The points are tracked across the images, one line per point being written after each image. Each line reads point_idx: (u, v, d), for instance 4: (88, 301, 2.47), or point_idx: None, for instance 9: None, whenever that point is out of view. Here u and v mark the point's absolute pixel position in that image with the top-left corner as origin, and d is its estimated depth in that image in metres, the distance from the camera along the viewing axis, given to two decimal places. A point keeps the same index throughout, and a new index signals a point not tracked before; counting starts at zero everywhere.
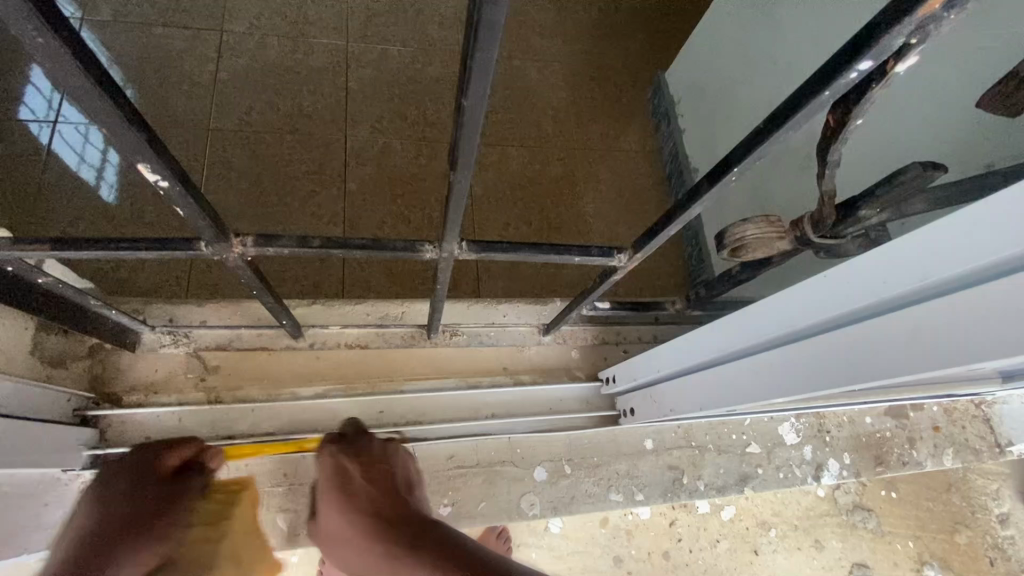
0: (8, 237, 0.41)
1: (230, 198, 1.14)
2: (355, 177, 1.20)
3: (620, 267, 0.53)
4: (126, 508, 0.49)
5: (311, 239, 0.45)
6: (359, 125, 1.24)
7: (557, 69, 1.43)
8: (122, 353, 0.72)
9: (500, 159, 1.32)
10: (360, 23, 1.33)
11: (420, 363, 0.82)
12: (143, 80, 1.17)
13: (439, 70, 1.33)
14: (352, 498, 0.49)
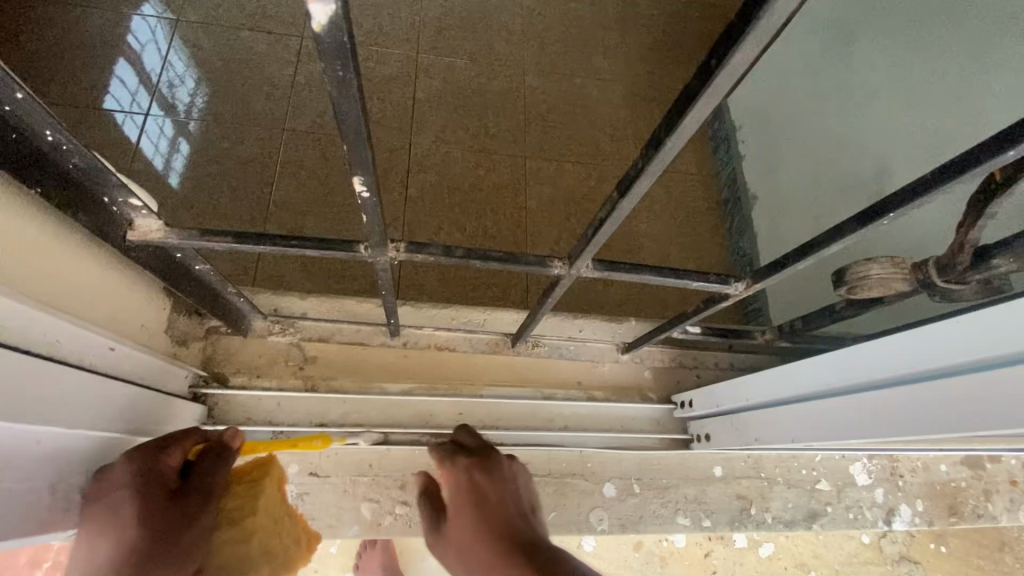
0: (196, 229, 0.46)
1: (289, 192, 1.11)
2: (416, 184, 1.22)
3: (734, 294, 0.54)
4: (150, 527, 0.46)
5: (455, 248, 0.49)
6: (424, 134, 1.27)
7: (617, 91, 1.42)
8: (233, 337, 0.78)
9: (555, 174, 1.30)
10: (432, 37, 1.37)
11: (499, 369, 0.85)
12: (213, 74, 1.16)
13: (502, 84, 1.36)
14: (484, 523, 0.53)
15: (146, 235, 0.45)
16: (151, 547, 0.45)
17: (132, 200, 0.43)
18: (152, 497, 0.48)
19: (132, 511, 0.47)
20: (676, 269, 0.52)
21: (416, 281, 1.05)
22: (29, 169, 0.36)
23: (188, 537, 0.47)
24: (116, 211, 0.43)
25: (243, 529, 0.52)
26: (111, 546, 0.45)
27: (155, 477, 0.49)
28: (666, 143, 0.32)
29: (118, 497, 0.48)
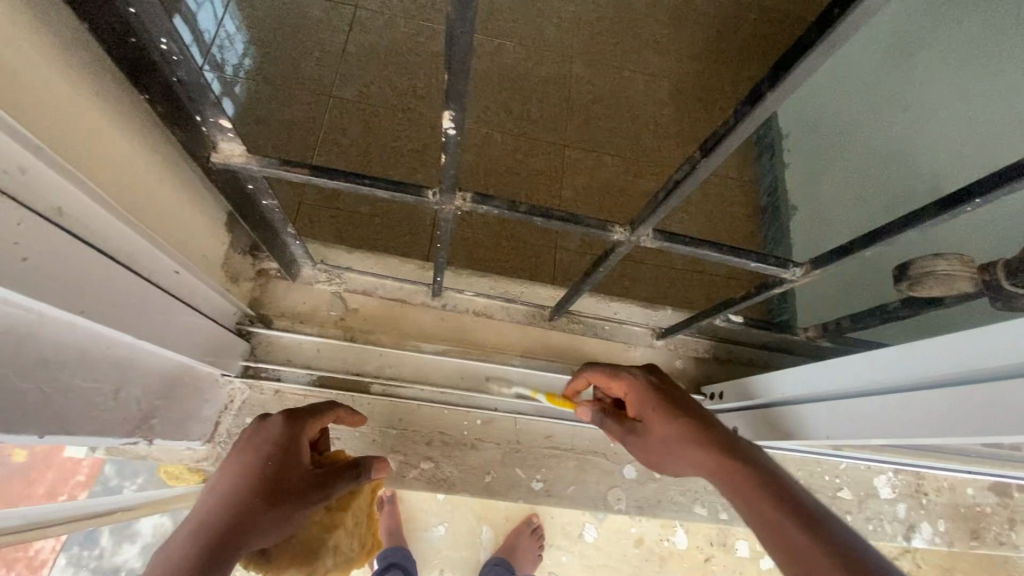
0: (277, 159, 0.47)
1: (338, 158, 1.13)
2: (456, 162, 1.23)
3: (790, 280, 0.54)
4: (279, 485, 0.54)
5: (519, 205, 0.49)
6: (467, 112, 1.27)
7: (664, 87, 1.40)
8: (281, 281, 0.80)
9: (594, 166, 1.30)
10: (485, 17, 1.36)
11: (534, 341, 0.86)
12: (277, 38, 1.18)
13: (552, 70, 1.35)
14: (682, 421, 0.56)
15: (228, 158, 0.46)
16: (283, 497, 0.54)
17: (223, 121, 0.43)
18: (294, 458, 0.57)
19: (272, 458, 0.56)
20: (735, 248, 0.51)
21: (458, 250, 1.07)
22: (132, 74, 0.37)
23: (303, 506, 0.55)
24: (206, 131, 0.44)
25: (331, 517, 0.64)
26: (244, 476, 0.53)
27: (297, 443, 0.59)
28: (772, 99, 0.32)
29: (267, 438, 0.57)
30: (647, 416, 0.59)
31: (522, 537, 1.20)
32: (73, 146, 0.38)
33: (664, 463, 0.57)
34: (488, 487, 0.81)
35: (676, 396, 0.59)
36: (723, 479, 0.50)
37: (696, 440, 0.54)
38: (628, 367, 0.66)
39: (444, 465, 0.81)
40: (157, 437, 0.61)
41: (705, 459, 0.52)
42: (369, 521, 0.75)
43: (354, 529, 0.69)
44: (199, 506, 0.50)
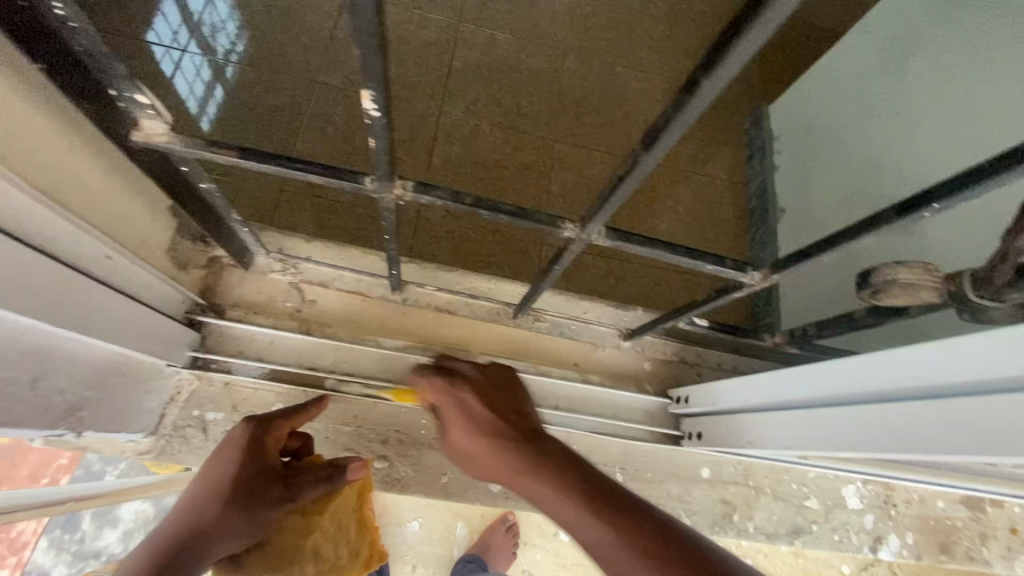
0: (202, 139, 0.44)
1: (311, 143, 1.10)
2: (441, 153, 1.20)
3: (748, 284, 0.51)
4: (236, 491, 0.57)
5: (464, 196, 0.47)
6: (456, 103, 1.24)
7: (655, 84, 1.36)
8: (235, 270, 0.77)
9: (582, 162, 1.27)
10: (475, 5, 1.32)
11: (498, 339, 0.83)
12: (250, 17, 1.14)
13: (540, 62, 1.32)
14: (480, 428, 0.56)
15: (150, 137, 0.43)
16: (243, 500, 0.57)
17: (139, 96, 0.41)
18: (257, 465, 0.60)
19: (235, 467, 0.59)
20: (692, 249, 0.49)
21: (442, 245, 1.04)
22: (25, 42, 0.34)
23: (266, 508, 0.58)
24: (124, 106, 0.42)
25: (307, 523, 0.63)
26: (207, 484, 0.58)
27: (263, 450, 0.61)
28: (705, 88, 0.30)
29: (230, 444, 0.60)
30: (449, 421, 0.59)
31: (496, 535, 1.18)
32: None
33: (477, 469, 0.57)
34: (444, 488, 0.79)
35: (501, 398, 0.59)
36: (535, 486, 0.50)
37: (489, 444, 0.55)
38: (465, 370, 0.62)
39: (399, 464, 0.78)
40: (87, 428, 0.58)
41: (513, 467, 0.52)
42: (362, 528, 0.71)
43: (339, 533, 0.67)
44: (174, 513, 0.57)
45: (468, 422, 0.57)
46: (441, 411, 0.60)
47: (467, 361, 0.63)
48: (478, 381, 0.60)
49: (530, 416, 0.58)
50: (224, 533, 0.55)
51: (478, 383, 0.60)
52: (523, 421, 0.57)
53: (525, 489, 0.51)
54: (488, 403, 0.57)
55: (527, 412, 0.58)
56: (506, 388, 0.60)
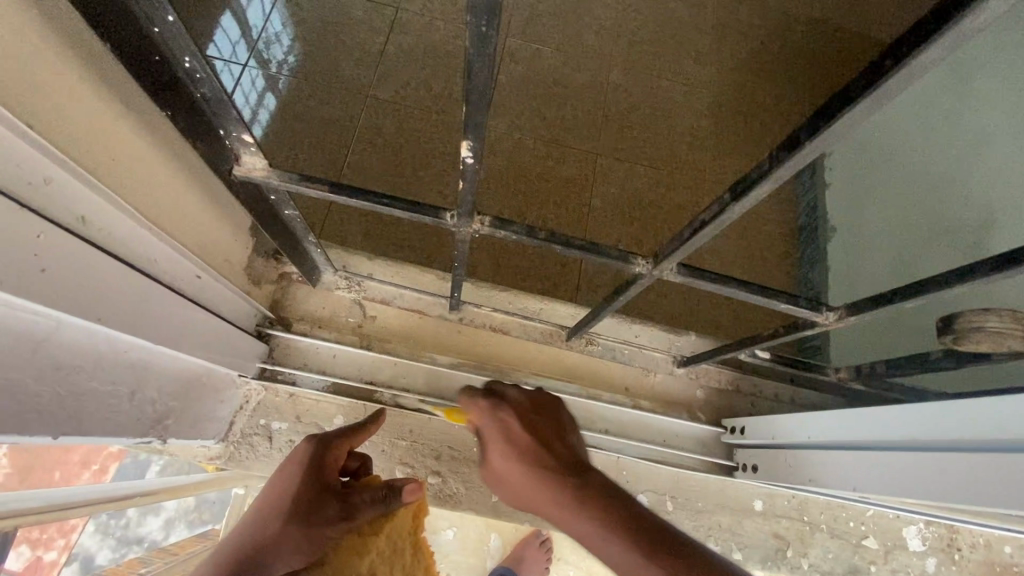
0: (297, 175, 0.47)
1: (366, 160, 1.13)
2: (485, 165, 1.20)
3: (822, 324, 0.51)
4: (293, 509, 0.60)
5: (538, 230, 0.48)
6: (501, 117, 1.25)
7: (703, 98, 1.35)
8: (302, 286, 0.81)
9: (625, 175, 1.26)
10: (524, 21, 1.34)
11: (550, 361, 0.84)
12: (313, 39, 1.18)
13: (587, 78, 1.32)
14: (525, 455, 0.54)
15: (250, 172, 0.46)
16: (297, 518, 0.59)
17: (245, 137, 0.43)
18: (314, 482, 0.61)
19: (291, 487, 0.61)
20: (765, 288, 0.49)
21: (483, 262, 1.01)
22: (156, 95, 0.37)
23: (323, 528, 0.58)
24: (229, 146, 0.44)
25: (364, 543, 0.61)
26: (269, 505, 0.61)
27: (322, 466, 0.62)
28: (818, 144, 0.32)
29: (295, 461, 0.64)
30: (491, 448, 0.57)
31: (530, 549, 1.14)
32: (93, 156, 0.38)
33: (512, 493, 0.55)
34: (494, 507, 0.80)
35: (538, 424, 0.56)
36: (573, 524, 0.48)
37: (535, 476, 0.52)
38: (502, 390, 0.60)
39: (451, 481, 0.80)
40: (171, 436, 0.61)
41: (552, 506, 0.50)
42: (416, 552, 0.69)
43: (394, 557, 0.65)
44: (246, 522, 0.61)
45: (507, 450, 0.55)
46: (487, 436, 0.58)
47: (517, 387, 0.61)
48: (521, 407, 0.58)
49: (569, 445, 0.56)
50: (283, 548, 0.58)
51: (524, 407, 0.58)
52: (561, 449, 0.54)
53: (572, 532, 0.48)
54: (528, 430, 0.55)
55: (568, 441, 0.56)
56: (550, 414, 0.58)
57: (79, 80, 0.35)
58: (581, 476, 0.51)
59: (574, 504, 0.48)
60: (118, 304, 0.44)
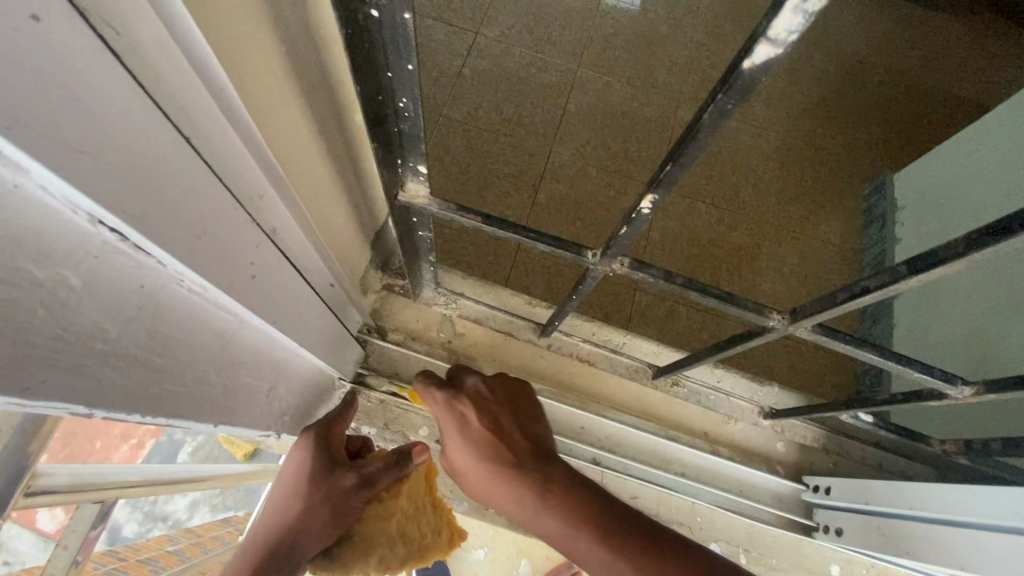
0: (455, 204, 0.51)
1: (438, 180, 1.16)
2: (546, 190, 1.19)
3: (955, 398, 0.51)
4: (311, 493, 0.64)
5: (675, 276, 0.50)
6: (566, 144, 1.23)
7: (772, 140, 1.28)
8: (401, 298, 0.84)
9: (685, 213, 1.20)
10: (597, 52, 1.29)
11: (631, 396, 0.85)
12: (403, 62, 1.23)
13: (655, 111, 1.27)
14: (480, 452, 0.57)
15: (414, 198, 0.50)
16: (318, 499, 0.64)
17: (421, 167, 0.47)
18: (324, 465, 0.65)
19: (302, 466, 0.65)
20: (899, 356, 0.50)
21: (536, 282, 1.06)
22: (377, 126, 0.39)
23: (342, 503, 0.65)
24: (401, 173, 0.48)
25: (386, 509, 0.70)
26: (284, 483, 0.65)
27: (327, 450, 0.67)
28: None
29: (300, 448, 0.67)
30: (451, 446, 0.59)
31: None
32: (291, 172, 0.41)
33: (472, 486, 0.60)
34: None
35: (500, 419, 0.59)
36: (543, 519, 0.53)
37: (493, 474, 0.56)
38: (458, 384, 0.61)
39: None
40: (286, 432, 0.64)
41: (519, 505, 0.55)
42: (436, 507, 0.77)
43: (419, 512, 0.74)
44: (262, 513, 0.65)
45: (468, 447, 0.58)
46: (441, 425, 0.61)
47: (474, 375, 0.62)
48: (482, 400, 0.60)
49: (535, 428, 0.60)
50: (308, 529, 0.63)
51: (484, 400, 0.60)
52: (526, 439, 0.58)
53: (543, 527, 0.54)
54: (488, 427, 0.58)
55: (530, 425, 0.60)
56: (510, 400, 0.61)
57: (287, 109, 0.38)
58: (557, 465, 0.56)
59: (549, 497, 0.53)
60: (291, 311, 0.48)
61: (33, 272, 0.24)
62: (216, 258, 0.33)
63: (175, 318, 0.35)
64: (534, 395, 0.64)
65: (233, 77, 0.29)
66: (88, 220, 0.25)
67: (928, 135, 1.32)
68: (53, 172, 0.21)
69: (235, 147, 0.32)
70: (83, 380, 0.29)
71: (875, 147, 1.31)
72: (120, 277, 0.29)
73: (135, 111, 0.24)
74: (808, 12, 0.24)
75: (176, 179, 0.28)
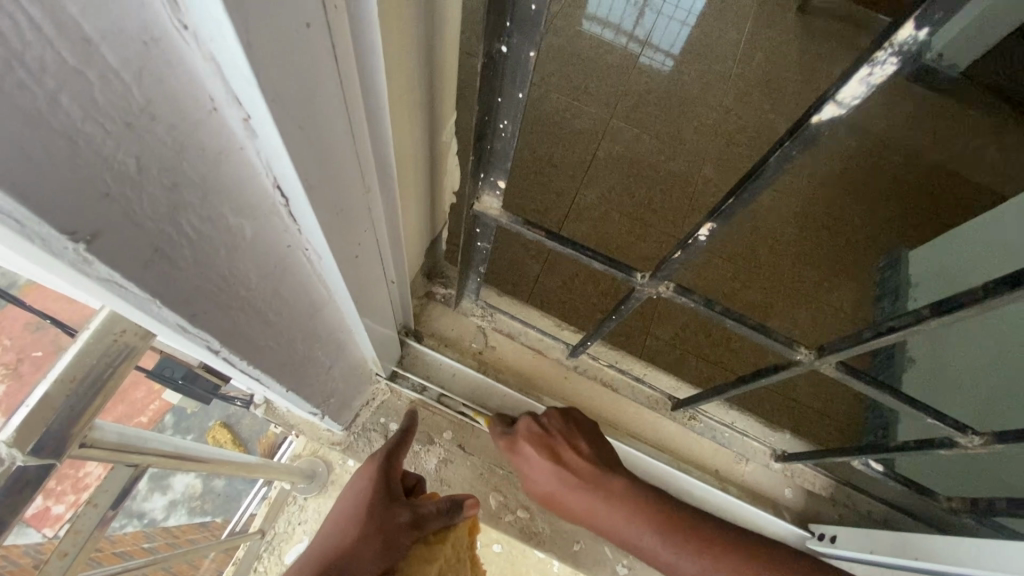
0: (522, 218, 0.58)
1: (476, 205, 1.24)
2: (571, 229, 1.27)
3: (965, 445, 0.55)
4: (368, 515, 0.68)
5: (714, 303, 0.56)
6: (592, 189, 1.31)
7: (793, 206, 1.35)
8: (439, 306, 0.89)
9: (705, 265, 1.26)
10: (630, 106, 1.38)
11: (648, 425, 0.89)
12: None
13: (681, 166, 1.36)
14: (555, 475, 0.74)
15: (486, 209, 0.56)
16: (375, 523, 0.67)
17: (500, 182, 0.53)
18: (383, 491, 0.70)
19: (364, 493, 0.70)
20: (914, 399, 0.55)
21: (553, 306, 1.12)
22: (478, 141, 0.45)
23: (395, 534, 0.68)
24: (480, 187, 0.54)
25: (430, 552, 0.72)
26: (349, 510, 0.69)
27: (388, 480, 0.72)
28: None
29: (362, 478, 0.72)
30: (525, 469, 0.76)
31: None
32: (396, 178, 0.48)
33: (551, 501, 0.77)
34: (575, 555, 0.86)
35: (556, 447, 0.75)
36: (617, 523, 0.70)
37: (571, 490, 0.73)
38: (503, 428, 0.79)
39: (538, 520, 0.86)
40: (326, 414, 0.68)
41: (598, 510, 0.72)
42: (472, 564, 0.79)
43: (458, 565, 0.76)
44: (318, 542, 0.67)
45: (537, 467, 0.75)
46: (514, 456, 0.77)
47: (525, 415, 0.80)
48: (539, 435, 0.76)
49: (588, 453, 0.75)
50: (364, 550, 0.64)
51: (539, 436, 0.76)
52: (583, 463, 0.74)
53: (622, 533, 0.70)
54: (547, 457, 0.74)
55: (584, 449, 0.76)
56: (566, 434, 0.77)
57: (402, 123, 0.45)
58: (613, 482, 0.72)
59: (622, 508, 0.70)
60: (369, 299, 0.54)
61: (227, 218, 0.30)
62: (342, 234, 0.39)
63: (292, 281, 0.40)
64: (587, 427, 0.79)
65: (385, 87, 0.36)
66: (272, 183, 0.30)
67: (937, 218, 1.39)
68: (279, 137, 0.26)
69: (371, 145, 0.39)
70: (220, 319, 0.34)
71: (891, 221, 1.38)
72: (272, 236, 0.34)
73: (332, 101, 0.30)
74: (871, 84, 0.30)
75: (337, 161, 0.33)
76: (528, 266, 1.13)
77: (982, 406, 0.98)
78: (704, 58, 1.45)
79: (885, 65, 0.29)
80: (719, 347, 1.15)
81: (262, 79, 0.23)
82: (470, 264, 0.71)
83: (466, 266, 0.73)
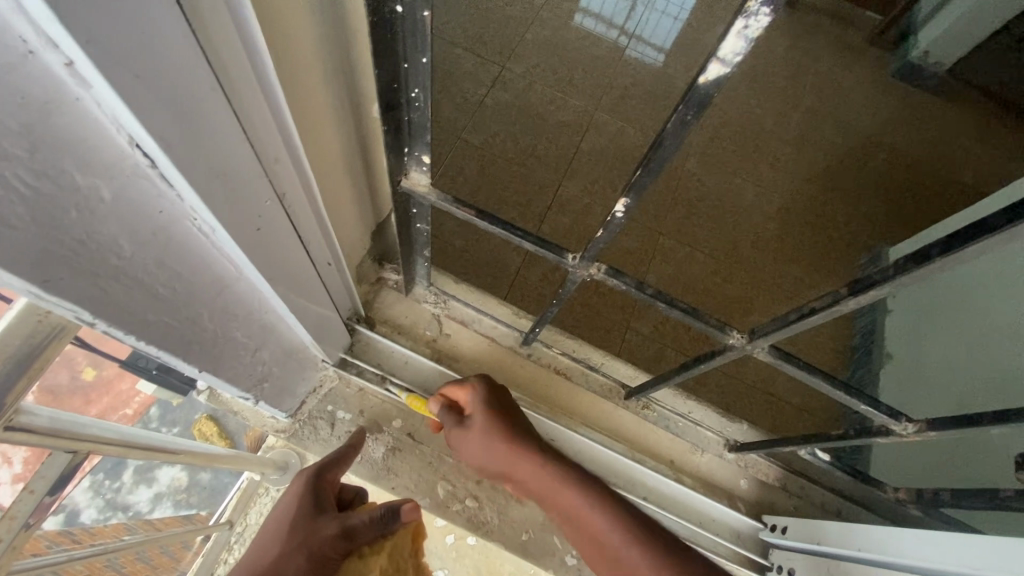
0: (452, 197, 0.56)
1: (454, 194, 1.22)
2: (551, 222, 1.24)
3: (900, 432, 0.54)
4: (293, 530, 0.63)
5: (646, 286, 0.55)
6: (574, 182, 1.28)
7: (774, 202, 1.34)
8: (393, 292, 0.87)
9: (685, 259, 1.25)
10: (615, 98, 1.35)
11: (603, 414, 0.88)
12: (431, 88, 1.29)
13: None
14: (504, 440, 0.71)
15: (415, 186, 0.54)
16: (300, 537, 0.62)
17: (425, 157, 0.51)
18: (310, 506, 0.67)
19: (290, 510, 0.67)
20: (849, 387, 0.54)
21: (533, 304, 1.09)
22: (390, 111, 0.44)
23: (322, 547, 0.62)
24: (406, 163, 0.52)
25: (364, 564, 0.64)
26: (273, 530, 0.65)
27: (317, 494, 0.69)
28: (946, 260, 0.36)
29: (289, 498, 0.69)
30: (471, 432, 0.73)
31: None
32: (308, 149, 0.46)
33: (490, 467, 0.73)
34: (524, 546, 0.84)
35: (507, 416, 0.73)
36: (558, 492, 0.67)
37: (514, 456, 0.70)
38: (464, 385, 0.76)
39: (487, 510, 0.85)
40: (261, 398, 0.66)
41: (541, 478, 0.69)
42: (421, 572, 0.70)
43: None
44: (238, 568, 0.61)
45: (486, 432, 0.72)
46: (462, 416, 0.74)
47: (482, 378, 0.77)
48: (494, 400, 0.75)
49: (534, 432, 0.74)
50: (287, 565, 0.59)
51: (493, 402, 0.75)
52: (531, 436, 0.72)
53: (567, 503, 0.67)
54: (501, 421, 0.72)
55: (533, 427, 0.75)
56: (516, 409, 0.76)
57: (309, 91, 0.43)
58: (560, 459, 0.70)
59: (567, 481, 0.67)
60: (290, 279, 0.52)
61: (72, 175, 0.28)
62: (232, 205, 0.37)
63: (182, 253, 0.38)
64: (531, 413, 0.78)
65: (269, 45, 0.34)
66: (127, 142, 0.28)
67: (925, 215, 1.36)
68: (109, 86, 0.24)
69: (263, 108, 0.37)
70: (82, 287, 0.33)
71: (869, 214, 1.36)
72: (142, 201, 0.32)
73: (187, 53, 0.28)
74: (749, 38, 0.30)
75: (209, 121, 0.31)
76: (508, 259, 1.12)
77: (945, 397, 0.98)
78: (690, 50, 1.43)
79: (759, 15, 0.29)
80: (699, 343, 1.13)
81: (64, 15, 0.21)
82: (411, 246, 0.69)
83: (407, 249, 0.71)
